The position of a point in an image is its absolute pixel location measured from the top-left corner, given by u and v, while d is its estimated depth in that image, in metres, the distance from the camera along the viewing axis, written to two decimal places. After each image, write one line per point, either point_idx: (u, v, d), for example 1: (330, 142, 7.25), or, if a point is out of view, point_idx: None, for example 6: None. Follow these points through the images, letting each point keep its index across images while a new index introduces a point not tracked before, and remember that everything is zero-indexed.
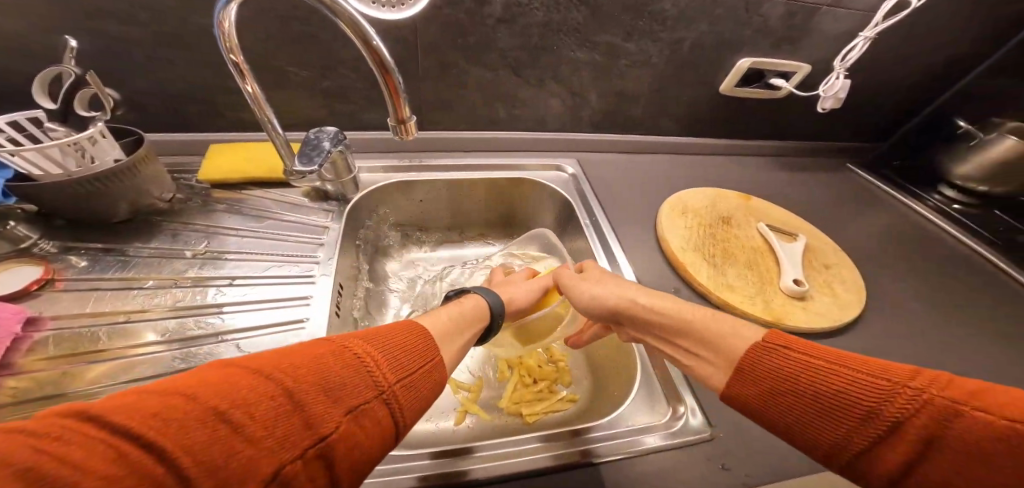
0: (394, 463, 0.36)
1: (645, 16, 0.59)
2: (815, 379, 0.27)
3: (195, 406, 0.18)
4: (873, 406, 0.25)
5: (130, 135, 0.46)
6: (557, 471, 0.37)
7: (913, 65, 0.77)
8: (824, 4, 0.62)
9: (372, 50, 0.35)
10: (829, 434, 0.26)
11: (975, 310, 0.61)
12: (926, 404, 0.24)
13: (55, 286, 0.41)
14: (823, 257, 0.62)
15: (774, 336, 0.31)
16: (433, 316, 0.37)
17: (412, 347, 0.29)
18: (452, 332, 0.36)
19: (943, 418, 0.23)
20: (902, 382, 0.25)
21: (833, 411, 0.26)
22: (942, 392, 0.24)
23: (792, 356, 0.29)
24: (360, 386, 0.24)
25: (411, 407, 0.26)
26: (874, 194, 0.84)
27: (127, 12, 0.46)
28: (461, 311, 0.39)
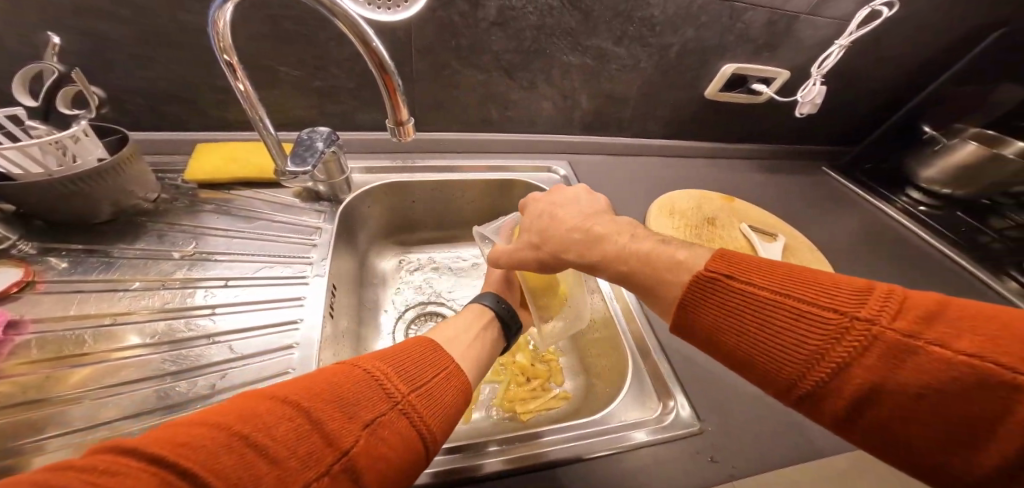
0: None
1: (635, 22, 0.60)
2: (763, 318, 0.27)
3: (219, 433, 0.19)
4: (822, 345, 0.24)
5: (113, 134, 0.45)
6: (563, 465, 0.38)
7: (884, 74, 0.82)
8: (803, 12, 0.65)
9: (372, 51, 0.35)
10: (778, 371, 0.26)
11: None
12: (878, 339, 0.22)
13: (35, 289, 0.39)
14: (801, 257, 0.64)
15: (719, 267, 0.30)
16: (441, 332, 0.38)
17: (420, 360, 0.30)
18: (461, 342, 0.37)
19: (896, 354, 0.21)
20: (854, 316, 0.24)
21: (782, 348, 0.26)
22: (896, 325, 0.22)
23: (742, 293, 0.28)
24: (370, 398, 0.25)
25: (430, 414, 0.27)
26: (849, 196, 0.89)
27: (108, 7, 0.44)
28: (469, 321, 0.41)
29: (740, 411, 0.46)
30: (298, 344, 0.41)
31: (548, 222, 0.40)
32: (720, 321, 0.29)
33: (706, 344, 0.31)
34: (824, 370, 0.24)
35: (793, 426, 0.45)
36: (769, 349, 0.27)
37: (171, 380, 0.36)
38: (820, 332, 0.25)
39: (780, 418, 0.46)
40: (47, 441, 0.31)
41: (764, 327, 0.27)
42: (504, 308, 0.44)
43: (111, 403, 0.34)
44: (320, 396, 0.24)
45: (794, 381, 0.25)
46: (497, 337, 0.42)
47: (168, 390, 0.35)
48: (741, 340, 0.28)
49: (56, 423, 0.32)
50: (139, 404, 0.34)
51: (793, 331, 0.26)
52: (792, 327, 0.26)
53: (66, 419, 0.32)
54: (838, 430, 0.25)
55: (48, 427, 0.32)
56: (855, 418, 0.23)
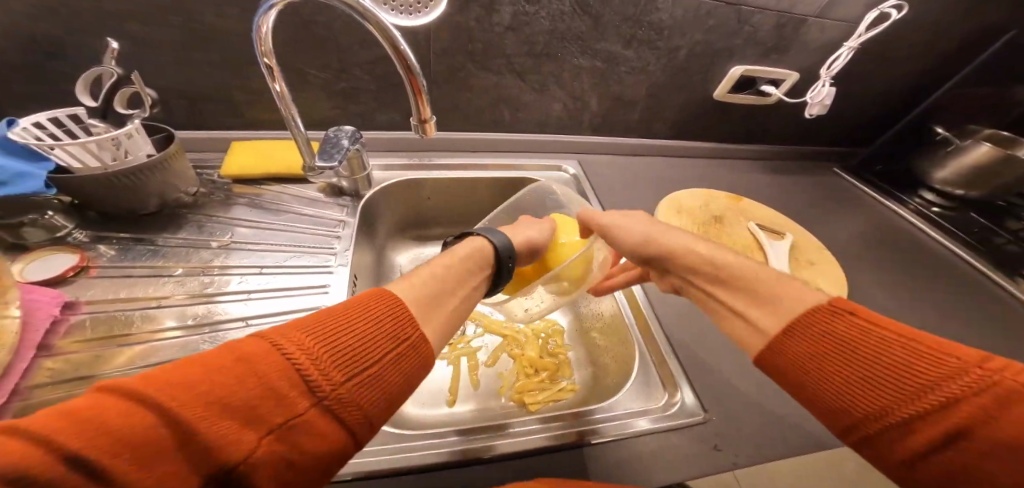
0: (407, 444, 0.38)
1: (644, 26, 0.62)
2: (866, 350, 0.25)
3: (34, 449, 0.14)
4: (925, 384, 0.23)
5: (162, 132, 0.49)
6: (552, 451, 0.40)
7: (894, 75, 0.82)
8: (811, 15, 0.66)
9: (400, 55, 0.38)
10: (857, 404, 0.25)
11: (947, 308, 0.65)
12: (995, 388, 0.21)
13: (89, 273, 0.43)
14: (808, 255, 0.66)
15: (842, 302, 0.28)
16: (413, 284, 0.30)
17: (371, 332, 0.25)
18: (442, 303, 0.31)
19: (1016, 404, 0.21)
20: (972, 363, 0.23)
21: (873, 379, 0.25)
22: (1017, 377, 0.21)
23: (856, 325, 0.26)
24: (284, 399, 0.20)
25: (366, 409, 0.23)
26: (859, 197, 0.89)
27: (154, 15, 0.48)
28: (458, 272, 0.34)
29: (745, 401, 0.47)
30: None
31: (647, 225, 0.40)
32: (806, 345, 0.27)
33: (776, 362, 0.29)
34: (917, 413, 0.23)
35: (799, 418, 0.46)
36: (857, 377, 0.25)
37: None
38: (942, 377, 0.23)
39: (785, 410, 0.47)
40: None
41: (860, 356, 0.26)
42: (507, 266, 0.39)
43: None
44: (212, 389, 0.19)
45: (875, 415, 0.24)
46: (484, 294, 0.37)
47: None
48: (826, 365, 0.26)
49: None
50: None
51: (893, 363, 0.25)
52: (902, 365, 0.24)
53: None
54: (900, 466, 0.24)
55: None
56: (936, 461, 0.22)
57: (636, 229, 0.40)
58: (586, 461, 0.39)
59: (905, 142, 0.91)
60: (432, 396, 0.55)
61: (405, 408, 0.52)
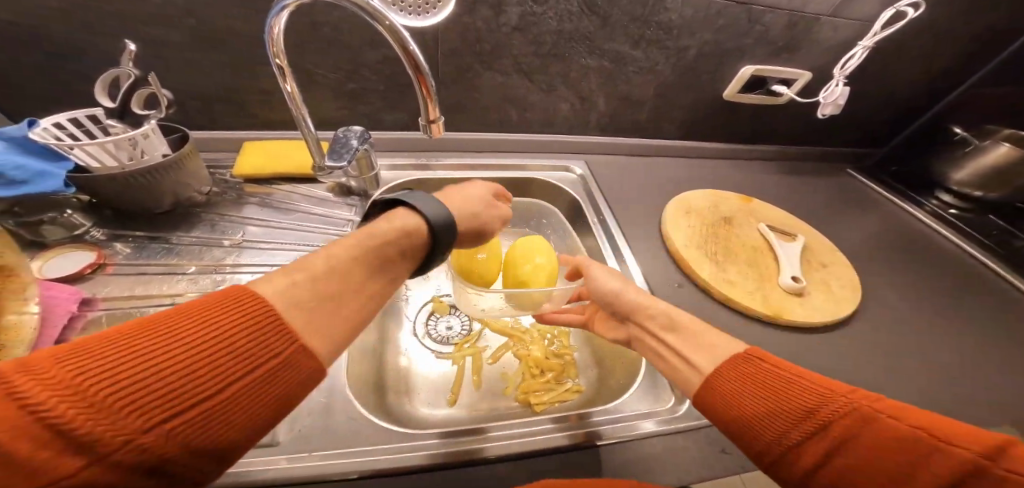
0: (400, 444, 0.38)
1: (652, 26, 0.62)
2: (769, 383, 0.29)
3: None
4: (813, 406, 0.27)
5: (176, 132, 0.50)
6: (571, 450, 0.40)
7: (909, 74, 0.81)
8: (824, 14, 0.65)
9: (409, 55, 0.38)
10: (766, 430, 0.28)
11: (951, 311, 0.63)
12: (860, 410, 0.26)
13: (106, 271, 0.44)
14: (820, 257, 0.65)
15: (754, 350, 0.32)
16: (301, 279, 0.26)
17: (215, 350, 0.21)
18: (342, 300, 0.27)
19: (874, 423, 0.25)
20: (844, 392, 0.27)
21: (777, 405, 0.28)
22: (874, 402, 0.26)
23: (762, 366, 0.31)
24: (61, 454, 0.16)
25: (191, 448, 0.19)
26: (871, 198, 0.87)
27: (169, 17, 0.49)
28: (365, 261, 0.30)
29: None
30: None
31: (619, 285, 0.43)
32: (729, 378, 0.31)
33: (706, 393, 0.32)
34: (807, 435, 0.27)
35: None
36: (767, 404, 0.29)
37: None
38: (824, 404, 0.27)
39: None
40: None
41: (768, 385, 0.29)
42: (440, 249, 0.36)
43: None
44: None
45: (778, 440, 0.28)
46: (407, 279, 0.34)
47: None
48: (744, 393, 0.30)
49: None
50: None
51: (792, 392, 0.28)
52: (794, 395, 0.28)
53: None
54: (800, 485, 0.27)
55: None
56: (822, 477, 0.26)
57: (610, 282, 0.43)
58: (597, 462, 0.39)
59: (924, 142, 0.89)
60: (432, 392, 0.56)
61: (410, 408, 0.53)
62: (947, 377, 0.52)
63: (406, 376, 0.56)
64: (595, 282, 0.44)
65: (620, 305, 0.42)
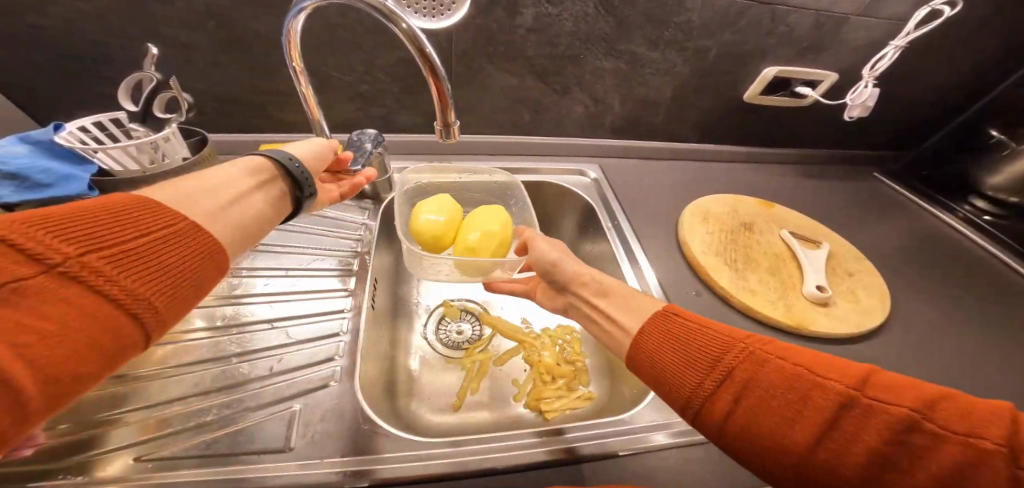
0: (300, 460, 0.35)
1: (670, 27, 0.60)
2: (684, 336, 0.31)
3: None
4: (717, 354, 0.28)
5: (196, 135, 0.51)
6: (550, 465, 0.38)
7: (941, 75, 0.77)
8: (852, 14, 0.63)
9: (425, 58, 0.38)
10: (685, 381, 0.29)
11: (963, 318, 0.60)
12: (755, 356, 0.27)
13: None
14: (845, 265, 0.62)
15: (674, 307, 0.34)
16: (163, 190, 0.28)
17: (110, 220, 0.22)
18: (211, 198, 0.29)
19: (766, 364, 0.26)
20: (742, 340, 0.29)
21: (690, 359, 0.29)
22: (766, 347, 0.27)
23: (677, 321, 0.33)
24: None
25: (172, 283, 0.24)
26: (898, 203, 0.84)
27: (191, 21, 0.50)
28: (234, 182, 0.32)
29: None
30: (344, 333, 0.46)
31: (555, 255, 0.44)
32: (651, 341, 0.33)
33: (636, 358, 0.33)
34: (717, 384, 0.27)
35: None
36: (682, 358, 0.30)
37: (235, 361, 0.41)
38: (726, 351, 0.28)
39: None
40: (125, 414, 0.35)
41: (684, 341, 0.30)
42: (292, 166, 0.37)
43: (180, 380, 0.39)
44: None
45: (695, 393, 0.28)
46: (282, 196, 0.36)
47: (233, 371, 0.40)
48: (664, 351, 0.31)
49: (133, 399, 0.37)
50: (209, 382, 0.39)
51: (701, 343, 0.30)
52: (704, 345, 0.29)
53: (144, 395, 0.37)
54: (720, 440, 0.27)
55: (127, 401, 0.36)
56: (733, 425, 0.26)
57: (546, 252, 0.44)
58: (590, 472, 0.38)
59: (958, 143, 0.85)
60: (437, 398, 0.55)
61: (418, 412, 0.52)
62: (984, 392, 0.49)
63: (414, 380, 0.56)
64: (534, 251, 0.45)
65: (558, 273, 0.44)
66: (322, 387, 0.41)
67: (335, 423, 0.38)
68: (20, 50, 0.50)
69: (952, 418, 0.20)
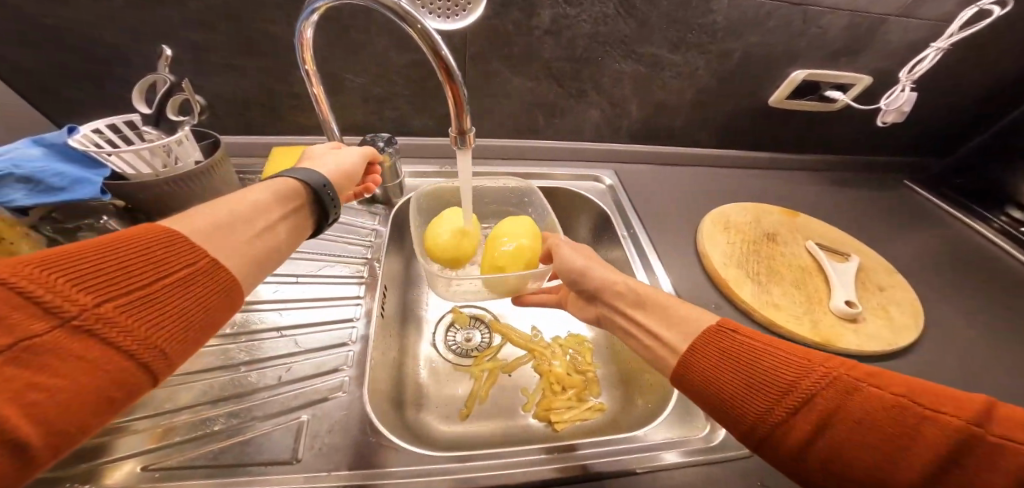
0: (305, 473, 0.34)
1: (695, 29, 0.58)
2: (744, 355, 0.28)
3: None
4: (793, 378, 0.25)
5: (210, 138, 0.51)
6: (555, 483, 0.36)
7: (978, 79, 0.73)
8: (890, 14, 0.60)
9: (440, 60, 0.36)
10: (753, 406, 0.26)
11: (1005, 335, 0.56)
12: (836, 381, 0.24)
13: None
14: (876, 279, 0.59)
15: (728, 321, 0.31)
16: (189, 221, 0.27)
17: (131, 259, 0.22)
18: (240, 231, 0.28)
19: (852, 392, 0.23)
20: (819, 362, 0.25)
21: (759, 382, 0.26)
22: (849, 371, 0.24)
23: (736, 337, 0.29)
24: (10, 318, 0.16)
25: (184, 322, 0.23)
26: (928, 213, 0.80)
27: (208, 22, 0.50)
28: (258, 207, 0.30)
29: None
30: (354, 342, 0.45)
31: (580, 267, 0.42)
32: (707, 360, 0.29)
33: (690, 378, 0.30)
34: (793, 411, 0.24)
35: None
36: (748, 380, 0.27)
37: (243, 369, 0.41)
38: (804, 374, 0.25)
39: None
40: (132, 422, 0.35)
41: (749, 362, 0.27)
42: (326, 197, 0.36)
43: (191, 388, 0.38)
44: None
45: (762, 418, 0.26)
46: (304, 226, 0.35)
47: (241, 379, 0.40)
48: (724, 371, 0.28)
49: (140, 406, 0.36)
50: (217, 391, 0.38)
51: (771, 364, 0.27)
52: (773, 366, 0.26)
53: (151, 403, 0.37)
54: (799, 470, 0.25)
55: (134, 409, 0.36)
56: (813, 457, 0.24)
57: (574, 262, 0.43)
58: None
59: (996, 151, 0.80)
60: (444, 406, 0.53)
61: (425, 420, 0.51)
62: None
63: (420, 387, 0.55)
64: (561, 260, 0.44)
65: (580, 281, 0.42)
66: (331, 397, 0.40)
67: (342, 434, 0.37)
68: (39, 50, 0.50)
69: None
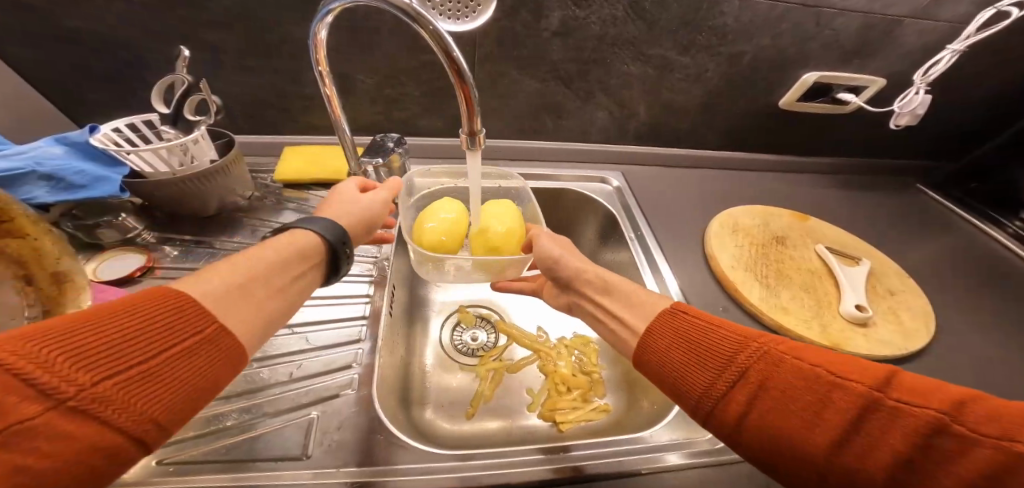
0: (315, 469, 0.34)
1: (705, 31, 0.58)
2: (689, 335, 0.29)
3: None
4: (731, 354, 0.26)
5: (224, 138, 0.52)
6: (556, 484, 0.36)
7: (993, 82, 0.73)
8: (905, 16, 0.59)
9: (452, 61, 0.36)
10: (694, 381, 0.27)
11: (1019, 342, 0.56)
12: (767, 356, 0.25)
13: (154, 274, 0.46)
14: (887, 283, 0.58)
15: (682, 304, 0.32)
16: (206, 280, 0.27)
17: (133, 331, 0.22)
18: (254, 292, 0.29)
19: (781, 365, 0.24)
20: (753, 339, 0.27)
21: (701, 359, 0.27)
22: (779, 346, 0.26)
23: (685, 318, 0.31)
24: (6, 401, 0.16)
25: (177, 394, 0.22)
26: (940, 217, 0.79)
27: (225, 24, 0.51)
28: (268, 266, 0.30)
29: None
30: (363, 341, 0.46)
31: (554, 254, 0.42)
32: (660, 341, 0.31)
33: (647, 359, 0.31)
34: (729, 385, 0.26)
35: None
36: (691, 357, 0.28)
37: (255, 366, 0.41)
38: (738, 351, 0.26)
39: None
40: None
41: (694, 340, 0.29)
42: (342, 253, 0.36)
43: None
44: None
45: (705, 393, 0.27)
46: (317, 283, 0.35)
47: (253, 376, 0.40)
48: (672, 349, 0.29)
49: None
50: (229, 387, 0.39)
51: (713, 343, 0.28)
52: (713, 345, 0.28)
53: None
54: (735, 443, 0.26)
55: None
56: (745, 428, 0.25)
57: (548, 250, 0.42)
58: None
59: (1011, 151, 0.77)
60: (449, 406, 0.54)
61: (431, 420, 0.51)
62: None
63: (426, 385, 0.55)
64: (537, 250, 0.43)
65: (561, 270, 0.42)
66: (341, 395, 0.40)
67: (351, 432, 0.38)
68: (60, 52, 0.51)
69: (986, 421, 0.18)
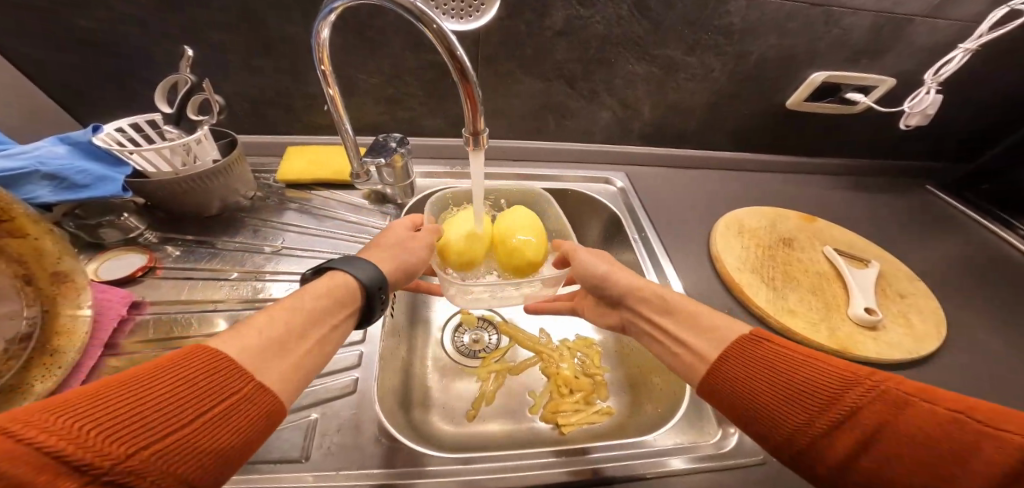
0: (326, 472, 0.34)
1: (711, 30, 0.58)
2: (782, 367, 0.28)
3: None
4: (834, 393, 0.26)
5: (226, 138, 0.52)
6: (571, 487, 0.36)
7: (1005, 82, 0.71)
8: (916, 15, 0.58)
9: (455, 60, 0.36)
10: (788, 420, 0.27)
11: None
12: (882, 396, 0.24)
13: (155, 274, 0.46)
14: (897, 286, 0.58)
15: (762, 330, 0.32)
16: (247, 332, 0.27)
17: (177, 392, 0.22)
18: (291, 347, 0.28)
19: (897, 407, 0.23)
20: (864, 376, 0.26)
21: (795, 396, 0.27)
22: (897, 385, 0.24)
23: (770, 346, 0.30)
24: (47, 479, 0.16)
25: (213, 458, 0.22)
26: (949, 219, 0.77)
27: (229, 24, 0.51)
28: (308, 314, 0.30)
29: None
30: (363, 342, 0.45)
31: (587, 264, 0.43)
32: (744, 372, 0.30)
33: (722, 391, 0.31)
34: (832, 425, 0.25)
35: None
36: (785, 392, 0.27)
37: None
38: (845, 390, 0.26)
39: None
40: None
41: (785, 375, 0.28)
42: (377, 298, 0.36)
43: None
44: None
45: (799, 431, 0.26)
46: (351, 332, 0.34)
47: None
48: (756, 382, 0.29)
49: None
50: None
51: (808, 377, 0.27)
52: (817, 380, 0.27)
53: None
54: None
55: None
56: (854, 477, 0.24)
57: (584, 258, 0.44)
58: None
59: (1020, 151, 0.76)
60: (449, 407, 0.53)
61: (432, 421, 0.51)
62: None
63: (427, 386, 0.55)
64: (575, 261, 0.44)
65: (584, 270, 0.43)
66: (342, 396, 0.40)
67: (352, 434, 0.37)
68: (67, 53, 0.52)
69: None
